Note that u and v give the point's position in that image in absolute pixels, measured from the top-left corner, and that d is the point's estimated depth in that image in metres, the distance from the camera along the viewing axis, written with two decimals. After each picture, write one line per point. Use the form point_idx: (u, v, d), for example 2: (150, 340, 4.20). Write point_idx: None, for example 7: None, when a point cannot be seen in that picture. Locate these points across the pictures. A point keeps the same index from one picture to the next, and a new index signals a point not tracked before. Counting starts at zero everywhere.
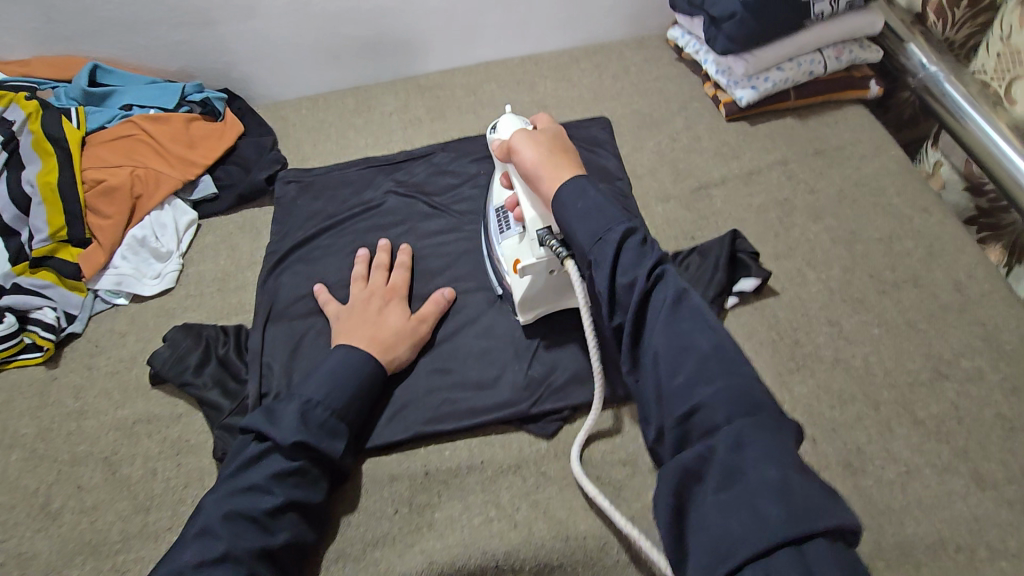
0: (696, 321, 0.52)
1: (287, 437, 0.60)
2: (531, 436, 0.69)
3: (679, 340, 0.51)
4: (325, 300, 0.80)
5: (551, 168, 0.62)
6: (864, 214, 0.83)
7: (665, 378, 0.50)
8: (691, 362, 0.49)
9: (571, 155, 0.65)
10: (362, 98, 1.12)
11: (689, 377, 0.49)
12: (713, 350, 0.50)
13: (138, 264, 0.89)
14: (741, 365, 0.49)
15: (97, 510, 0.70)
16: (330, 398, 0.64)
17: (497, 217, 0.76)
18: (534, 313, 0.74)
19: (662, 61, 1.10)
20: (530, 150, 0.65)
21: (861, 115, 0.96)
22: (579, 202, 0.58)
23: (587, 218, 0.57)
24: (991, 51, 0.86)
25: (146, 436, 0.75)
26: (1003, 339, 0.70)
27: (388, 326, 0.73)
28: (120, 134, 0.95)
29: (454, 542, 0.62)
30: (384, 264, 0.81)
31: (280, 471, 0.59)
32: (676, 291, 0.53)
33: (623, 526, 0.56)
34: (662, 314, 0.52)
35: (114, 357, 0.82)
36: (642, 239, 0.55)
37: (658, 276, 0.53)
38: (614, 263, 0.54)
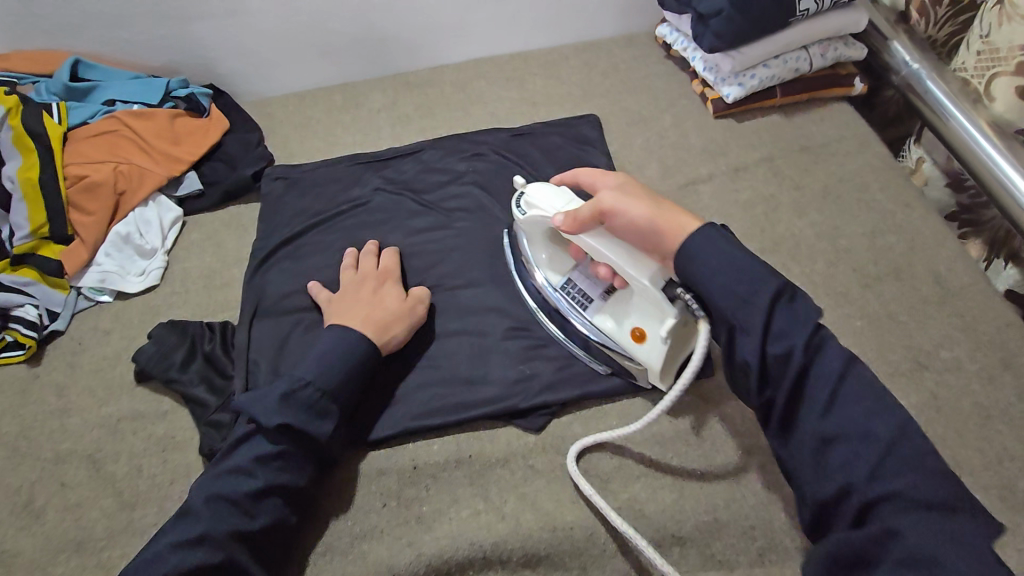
0: (866, 403, 0.50)
1: (270, 419, 0.60)
2: (519, 430, 0.69)
3: (856, 423, 0.50)
4: (317, 290, 0.80)
5: (666, 215, 0.60)
6: (848, 209, 0.84)
7: (832, 459, 0.49)
8: (871, 448, 0.48)
9: (664, 199, 0.63)
10: (350, 95, 1.12)
11: (864, 464, 0.48)
12: (890, 436, 0.48)
13: (122, 261, 0.88)
14: (926, 455, 0.48)
15: (80, 508, 0.69)
16: (321, 378, 0.63)
17: (569, 295, 0.73)
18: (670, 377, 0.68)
19: (650, 59, 1.11)
20: (628, 207, 0.62)
21: (845, 112, 0.97)
22: (714, 255, 0.56)
23: (728, 275, 0.55)
24: (971, 49, 0.85)
25: (131, 433, 0.74)
26: (982, 330, 0.71)
27: (384, 306, 0.72)
28: (103, 129, 0.93)
29: (442, 535, 0.62)
30: (374, 252, 0.81)
31: (262, 454, 0.60)
32: (841, 364, 0.52)
33: (618, 526, 0.58)
34: (826, 391, 0.51)
35: (98, 354, 0.82)
36: (790, 297, 0.54)
37: (816, 345, 0.52)
38: (766, 323, 0.52)
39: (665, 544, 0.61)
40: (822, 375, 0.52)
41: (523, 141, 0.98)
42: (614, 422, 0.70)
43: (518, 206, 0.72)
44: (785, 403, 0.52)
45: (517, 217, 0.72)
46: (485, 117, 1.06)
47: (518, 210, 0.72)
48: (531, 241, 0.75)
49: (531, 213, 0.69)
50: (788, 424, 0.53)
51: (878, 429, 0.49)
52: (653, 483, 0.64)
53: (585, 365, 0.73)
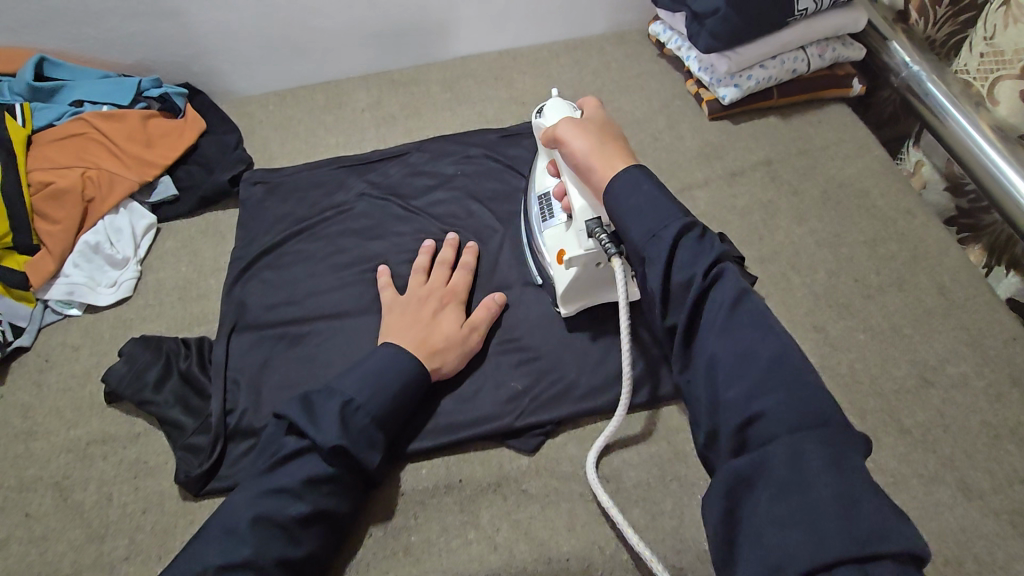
0: (754, 323, 0.47)
1: (327, 441, 0.56)
2: (512, 452, 0.67)
3: (740, 344, 0.46)
4: (382, 283, 0.76)
5: (599, 155, 0.58)
6: (849, 216, 0.82)
7: (718, 382, 0.46)
8: (751, 371, 0.45)
9: (619, 140, 0.61)
10: (332, 94, 1.07)
11: (747, 383, 0.44)
12: (771, 356, 0.45)
13: (91, 272, 0.83)
14: (808, 372, 0.44)
15: (46, 539, 0.65)
16: (372, 403, 0.59)
17: (540, 205, 0.74)
18: (574, 305, 0.71)
19: (643, 57, 1.08)
20: (581, 138, 0.61)
21: (843, 114, 0.94)
22: (634, 191, 0.53)
23: (641, 208, 0.53)
24: (974, 51, 0.83)
25: (101, 458, 0.70)
26: (987, 344, 0.69)
27: (441, 330, 0.68)
28: (70, 132, 0.88)
29: (431, 568, 0.59)
30: (448, 261, 0.78)
31: (314, 476, 0.56)
32: (736, 292, 0.48)
33: (638, 548, 0.54)
34: (720, 317, 0.48)
35: (67, 372, 0.77)
36: (701, 233, 0.51)
37: (715, 275, 0.49)
38: (661, 256, 0.50)
39: None
40: (716, 303, 0.48)
41: (512, 144, 0.94)
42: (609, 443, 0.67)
43: (537, 110, 0.72)
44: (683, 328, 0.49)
45: (533, 120, 0.72)
46: (473, 117, 1.02)
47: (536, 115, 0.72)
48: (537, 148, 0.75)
49: (541, 121, 0.70)
50: (685, 348, 0.50)
51: (760, 349, 0.45)
52: (651, 508, 0.62)
53: (580, 381, 0.70)
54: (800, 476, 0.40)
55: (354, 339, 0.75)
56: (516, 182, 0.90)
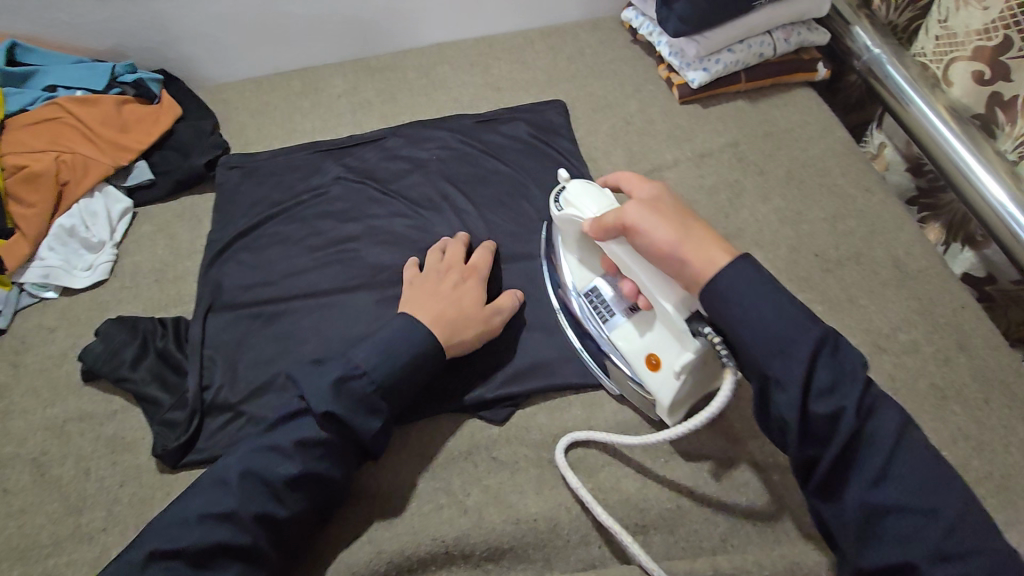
0: (921, 469, 0.47)
1: (321, 407, 0.57)
2: (483, 422, 0.68)
3: (911, 493, 0.47)
4: (405, 266, 0.76)
5: (694, 241, 0.55)
6: (811, 195, 0.84)
7: (886, 528, 0.47)
8: (928, 519, 0.46)
9: (699, 220, 0.58)
10: (309, 81, 1.08)
11: (929, 537, 0.45)
12: (954, 513, 0.46)
13: (67, 255, 0.84)
14: (983, 523, 0.46)
15: (24, 514, 0.66)
16: (378, 370, 0.60)
17: (599, 307, 0.70)
18: (679, 413, 0.63)
19: (616, 43, 1.10)
20: (656, 226, 0.57)
21: (809, 98, 0.97)
22: (752, 294, 0.51)
23: (766, 313, 0.50)
24: (930, 34, 0.87)
25: (78, 435, 0.71)
26: (937, 312, 0.72)
27: (463, 304, 0.69)
28: (44, 116, 0.88)
29: (401, 531, 0.61)
30: (462, 243, 0.78)
31: (307, 438, 0.57)
32: (897, 430, 0.48)
33: (603, 518, 0.58)
34: (882, 460, 0.48)
35: (43, 353, 0.78)
36: (834, 347, 0.50)
37: (865, 404, 0.48)
38: (800, 377, 0.48)
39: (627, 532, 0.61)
40: (876, 441, 0.48)
41: (488, 128, 0.96)
42: (577, 412, 0.69)
43: (558, 203, 0.70)
44: (834, 464, 0.48)
45: (561, 216, 0.69)
46: (449, 103, 1.04)
47: (557, 207, 0.70)
48: (567, 242, 0.73)
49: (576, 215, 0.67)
50: (835, 482, 0.49)
51: (938, 503, 0.46)
52: (616, 472, 0.64)
53: (552, 354, 0.72)
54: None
55: (330, 318, 0.77)
56: (490, 165, 0.91)
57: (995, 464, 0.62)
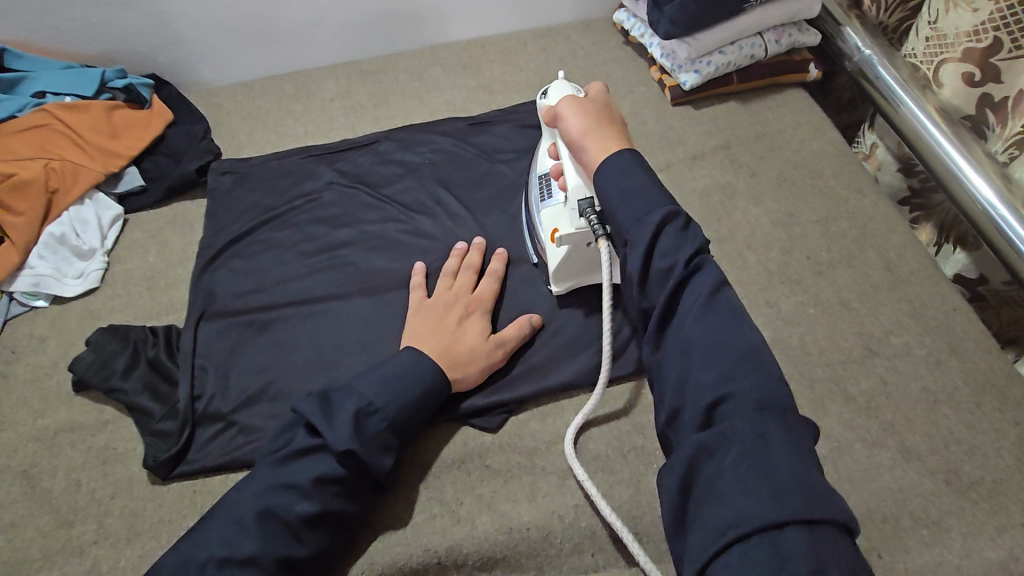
0: (729, 316, 0.49)
1: (342, 445, 0.56)
2: (477, 430, 0.68)
3: (717, 333, 0.49)
4: (415, 283, 0.75)
5: (600, 134, 0.61)
6: (803, 197, 0.85)
7: (689, 367, 0.48)
8: (725, 359, 0.47)
9: (619, 127, 0.62)
10: (301, 84, 1.07)
11: (720, 369, 0.47)
12: (746, 352, 0.47)
13: (57, 264, 0.83)
14: (772, 363, 0.47)
15: (15, 527, 0.66)
16: (389, 408, 0.60)
17: (540, 185, 0.75)
18: (566, 283, 0.74)
19: (609, 44, 1.09)
20: (576, 117, 0.63)
21: (801, 99, 0.97)
22: (634, 176, 0.55)
23: (634, 192, 0.54)
24: (920, 35, 0.87)
25: (69, 446, 0.71)
26: (929, 315, 0.73)
27: (465, 340, 0.68)
28: (33, 123, 0.88)
29: (395, 540, 0.61)
30: (475, 267, 0.76)
31: (325, 475, 0.56)
32: (715, 281, 0.50)
33: (607, 515, 0.57)
34: (697, 308, 0.50)
35: (34, 363, 0.77)
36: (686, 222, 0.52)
37: (697, 267, 0.51)
38: (646, 236, 0.52)
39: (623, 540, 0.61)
40: (696, 291, 0.50)
41: (480, 132, 0.96)
42: (570, 418, 0.69)
43: (543, 91, 0.74)
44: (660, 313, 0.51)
45: (538, 100, 0.74)
46: (441, 105, 1.03)
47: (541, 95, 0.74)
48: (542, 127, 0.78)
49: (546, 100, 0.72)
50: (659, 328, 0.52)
51: (732, 343, 0.48)
52: (609, 478, 0.64)
53: (546, 361, 0.72)
54: (758, 452, 0.42)
55: (323, 325, 0.77)
56: (482, 168, 0.91)
57: (986, 468, 0.62)
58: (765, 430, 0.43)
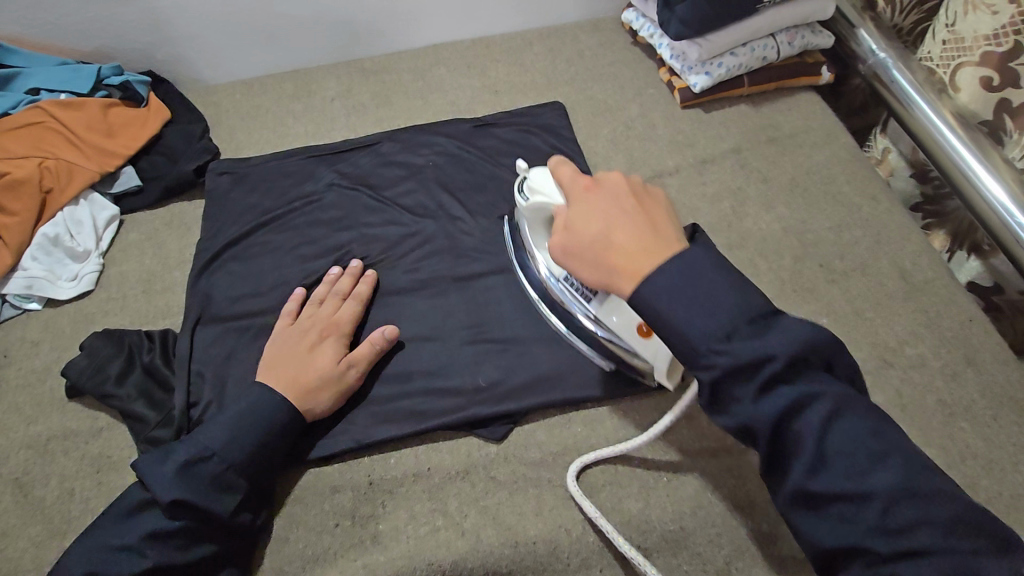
0: (863, 435, 0.43)
1: (167, 495, 0.56)
2: (481, 440, 0.67)
3: (850, 477, 0.42)
4: (287, 308, 0.73)
5: (602, 235, 0.51)
6: (815, 203, 0.83)
7: (833, 515, 0.43)
8: (869, 505, 0.41)
9: (627, 237, 0.50)
10: (302, 83, 1.05)
11: (875, 518, 0.41)
12: (896, 485, 0.41)
13: (51, 265, 0.81)
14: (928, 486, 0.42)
15: (5, 537, 0.64)
16: (227, 450, 0.59)
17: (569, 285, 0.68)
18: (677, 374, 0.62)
19: (616, 45, 1.07)
20: (581, 261, 0.53)
21: (813, 103, 0.95)
22: (680, 291, 0.46)
23: (686, 293, 0.46)
24: (937, 38, 0.85)
25: (62, 454, 0.69)
26: (945, 326, 0.71)
27: (315, 366, 0.66)
28: (27, 121, 0.86)
29: (398, 555, 0.59)
30: (344, 291, 0.74)
31: (158, 529, 0.56)
32: (822, 414, 0.43)
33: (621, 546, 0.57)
34: (815, 446, 0.43)
35: (25, 368, 0.75)
36: (729, 332, 0.45)
37: (804, 390, 0.44)
38: (718, 387, 0.45)
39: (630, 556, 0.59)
40: (805, 431, 0.44)
41: (485, 133, 0.94)
42: (577, 429, 0.67)
43: (520, 192, 0.66)
44: (768, 454, 0.45)
45: (522, 204, 0.66)
46: (445, 106, 1.01)
47: (523, 197, 0.66)
48: (529, 227, 0.70)
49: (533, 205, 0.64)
50: (776, 467, 0.46)
51: (874, 482, 0.42)
52: (617, 490, 0.63)
53: (550, 368, 0.70)
54: None
55: None
56: (487, 171, 0.89)
57: (1004, 483, 0.61)
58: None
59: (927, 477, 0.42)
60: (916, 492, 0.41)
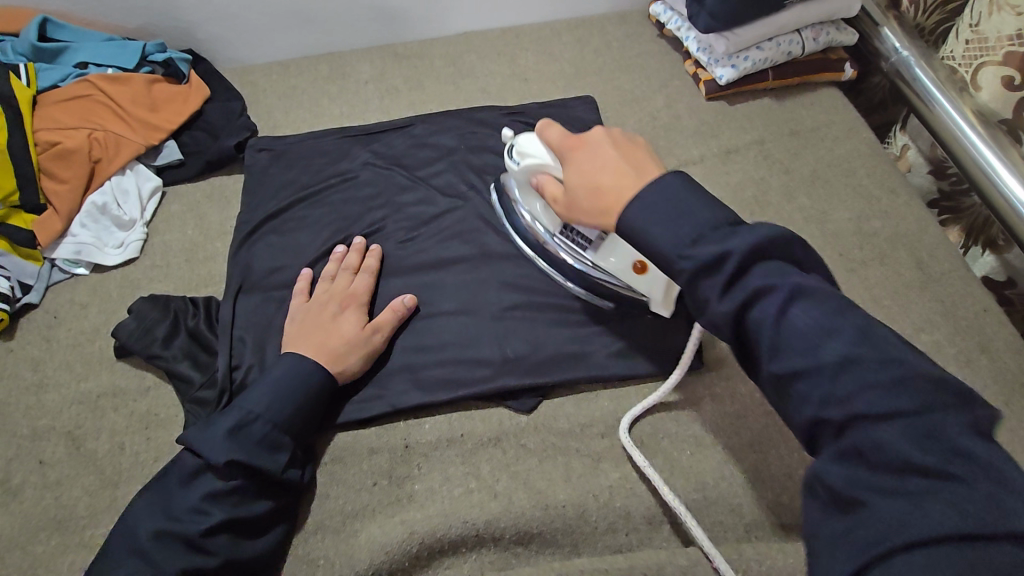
0: (818, 319, 0.44)
1: (220, 457, 0.58)
2: (511, 411, 0.70)
3: (807, 351, 0.44)
4: (297, 288, 0.76)
5: (592, 177, 0.58)
6: (836, 194, 0.85)
7: (796, 393, 0.44)
8: (826, 371, 0.42)
9: (610, 176, 0.57)
10: (336, 65, 1.08)
11: (826, 391, 0.42)
12: (847, 354, 0.42)
13: (98, 232, 0.85)
14: (893, 351, 0.42)
15: (61, 485, 0.68)
16: (271, 412, 0.61)
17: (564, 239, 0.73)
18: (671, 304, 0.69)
19: (643, 37, 1.10)
20: (582, 210, 0.59)
21: (835, 98, 0.97)
22: (659, 208, 0.50)
23: (662, 211, 0.50)
24: (960, 38, 0.88)
25: (112, 410, 0.72)
26: (961, 314, 0.74)
27: (341, 333, 0.69)
28: (76, 93, 0.89)
29: (433, 513, 0.63)
30: (354, 266, 0.78)
31: (217, 490, 0.58)
32: (780, 300, 0.45)
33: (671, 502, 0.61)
34: (772, 334, 0.45)
35: (75, 329, 0.79)
36: (696, 238, 0.48)
37: (755, 284, 0.46)
38: (687, 288, 0.48)
39: (655, 521, 0.63)
40: (766, 319, 0.45)
41: (515, 119, 0.96)
42: (604, 404, 0.71)
43: (508, 153, 0.72)
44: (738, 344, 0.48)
45: (510, 166, 0.71)
46: (476, 92, 1.04)
47: (510, 159, 0.72)
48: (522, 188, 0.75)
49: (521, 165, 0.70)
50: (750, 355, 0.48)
51: (823, 357, 0.43)
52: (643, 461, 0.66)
53: (577, 346, 0.73)
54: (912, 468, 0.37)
55: None
56: None
57: None
58: (908, 451, 0.38)
59: (884, 346, 0.42)
60: (868, 359, 0.41)
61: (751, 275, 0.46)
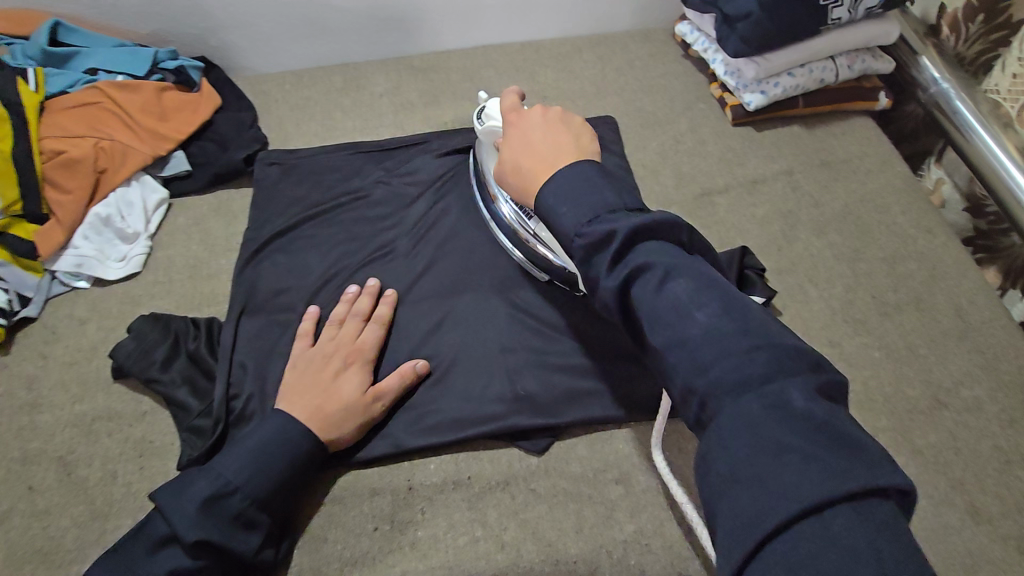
0: (692, 292, 0.44)
1: (188, 533, 0.55)
2: (521, 452, 0.67)
3: (676, 327, 0.43)
4: (302, 329, 0.71)
5: (519, 154, 0.60)
6: (868, 232, 0.82)
7: (669, 370, 0.44)
8: (693, 345, 0.42)
9: (535, 156, 0.59)
10: (351, 77, 1.05)
11: (692, 365, 0.42)
12: (710, 329, 0.42)
13: (101, 245, 0.82)
14: (750, 322, 0.42)
15: (49, 515, 0.65)
16: (252, 486, 0.58)
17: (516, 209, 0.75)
18: None
19: (666, 57, 1.06)
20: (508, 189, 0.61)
21: (867, 127, 0.94)
22: (572, 183, 0.52)
23: (571, 188, 0.51)
24: (1007, 71, 0.84)
25: (106, 435, 0.70)
26: (1002, 368, 0.70)
27: (340, 396, 0.64)
28: (84, 100, 0.87)
29: (438, 564, 0.60)
30: (363, 313, 0.73)
31: (181, 568, 0.55)
32: (656, 275, 0.45)
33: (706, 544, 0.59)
34: (647, 309, 0.45)
35: (73, 346, 0.76)
36: (595, 217, 0.49)
37: (637, 261, 0.46)
38: (584, 267, 0.49)
39: None
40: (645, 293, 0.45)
41: None
42: (619, 447, 0.67)
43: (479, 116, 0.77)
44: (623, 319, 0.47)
45: (476, 126, 0.77)
46: None
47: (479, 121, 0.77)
48: (487, 153, 0.79)
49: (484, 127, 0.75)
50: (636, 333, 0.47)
51: (689, 331, 0.42)
52: (659, 514, 0.63)
53: (591, 385, 0.69)
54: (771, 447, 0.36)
55: None
56: None
57: None
58: (771, 430, 0.37)
59: (745, 321, 0.42)
60: (731, 333, 0.41)
61: (636, 253, 0.46)
